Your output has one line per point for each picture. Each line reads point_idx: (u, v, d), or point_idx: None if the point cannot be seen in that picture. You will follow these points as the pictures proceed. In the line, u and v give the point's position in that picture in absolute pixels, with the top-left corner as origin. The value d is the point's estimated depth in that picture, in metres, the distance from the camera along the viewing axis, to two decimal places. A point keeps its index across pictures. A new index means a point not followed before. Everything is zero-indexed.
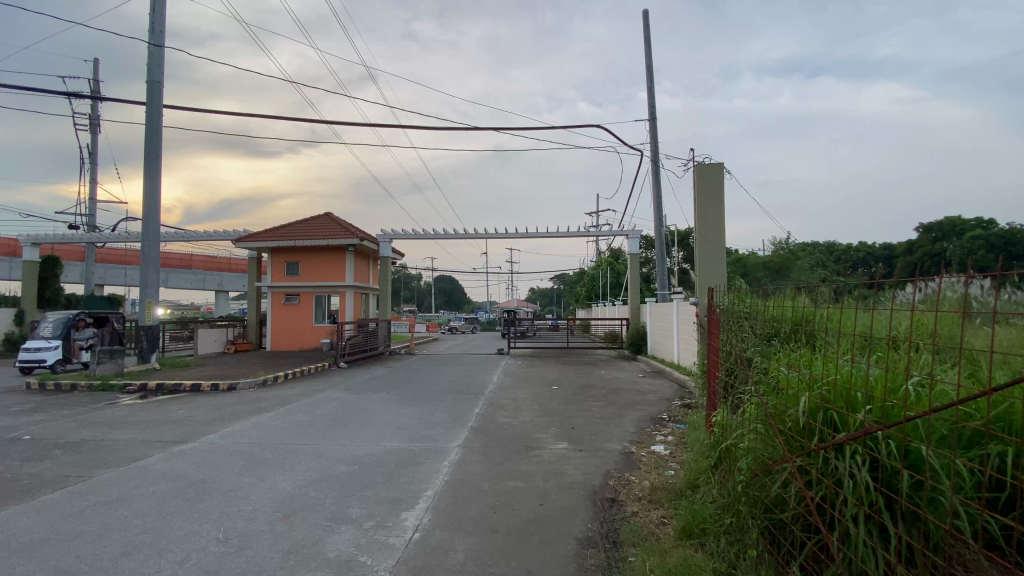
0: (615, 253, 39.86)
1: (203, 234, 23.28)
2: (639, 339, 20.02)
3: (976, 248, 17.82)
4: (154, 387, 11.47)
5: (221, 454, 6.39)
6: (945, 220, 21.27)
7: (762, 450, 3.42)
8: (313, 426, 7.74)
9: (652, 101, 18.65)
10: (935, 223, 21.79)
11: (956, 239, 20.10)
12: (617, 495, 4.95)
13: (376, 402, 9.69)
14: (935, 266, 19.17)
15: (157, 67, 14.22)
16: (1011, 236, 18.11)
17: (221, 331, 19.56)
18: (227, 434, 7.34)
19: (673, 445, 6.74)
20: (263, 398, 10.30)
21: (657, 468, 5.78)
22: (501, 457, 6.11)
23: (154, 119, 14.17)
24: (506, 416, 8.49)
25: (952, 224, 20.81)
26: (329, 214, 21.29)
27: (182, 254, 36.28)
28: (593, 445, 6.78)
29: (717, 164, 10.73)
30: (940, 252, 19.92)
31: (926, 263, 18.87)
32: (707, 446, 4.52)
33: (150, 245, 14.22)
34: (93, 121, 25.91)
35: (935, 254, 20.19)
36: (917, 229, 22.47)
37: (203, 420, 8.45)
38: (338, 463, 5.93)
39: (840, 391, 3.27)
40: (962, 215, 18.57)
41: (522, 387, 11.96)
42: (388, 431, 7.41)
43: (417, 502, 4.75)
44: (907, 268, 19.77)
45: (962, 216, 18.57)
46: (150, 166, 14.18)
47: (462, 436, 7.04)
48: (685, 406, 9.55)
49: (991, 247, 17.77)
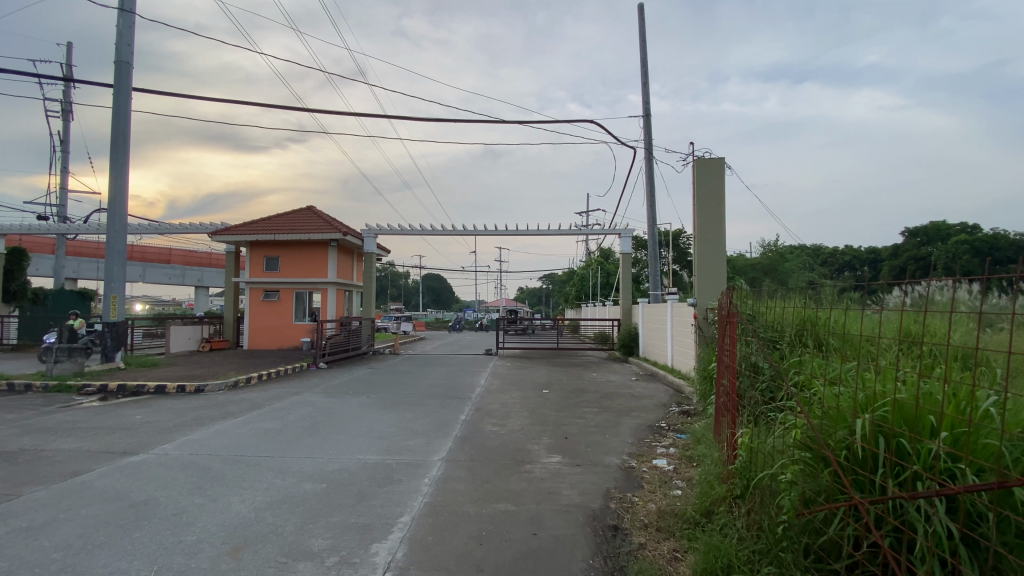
0: (605, 253, 39.29)
1: (179, 227, 22.30)
2: (629, 340, 19.55)
3: (960, 253, 17.69)
4: (116, 389, 10.63)
5: (174, 469, 5.69)
6: (929, 224, 21.22)
7: (805, 481, 2.80)
8: (282, 435, 7.07)
9: (646, 97, 18.20)
10: (920, 227, 21.71)
11: (942, 243, 19.99)
12: (620, 522, 4.35)
13: (354, 407, 9.01)
14: (920, 269, 19.02)
15: (126, 47, 13.39)
16: (995, 241, 17.98)
17: (195, 329, 18.63)
18: (183, 445, 6.60)
19: (676, 460, 6.17)
20: (233, 401, 9.56)
21: (661, 487, 5.21)
22: (489, 473, 5.48)
23: (122, 102, 13.35)
24: (494, 423, 7.90)
25: (937, 229, 20.73)
26: (312, 207, 20.50)
27: (160, 248, 35.08)
28: (590, 459, 6.16)
29: (717, 157, 10.28)
30: (925, 256, 19.78)
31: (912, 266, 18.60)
32: (727, 470, 3.91)
33: (116, 236, 13.36)
34: (65, 108, 24.75)
35: (920, 258, 20.06)
36: (902, 233, 22.41)
37: (162, 426, 7.72)
38: (304, 480, 5.26)
39: (904, 413, 2.68)
40: (947, 221, 18.42)
41: (511, 390, 11.35)
42: (365, 440, 6.76)
43: (391, 530, 4.12)
44: (892, 272, 19.62)
45: (947, 221, 18.42)
46: (118, 152, 13.34)
47: (446, 448, 6.40)
48: (685, 413, 9.00)
49: (979, 251, 17.64)
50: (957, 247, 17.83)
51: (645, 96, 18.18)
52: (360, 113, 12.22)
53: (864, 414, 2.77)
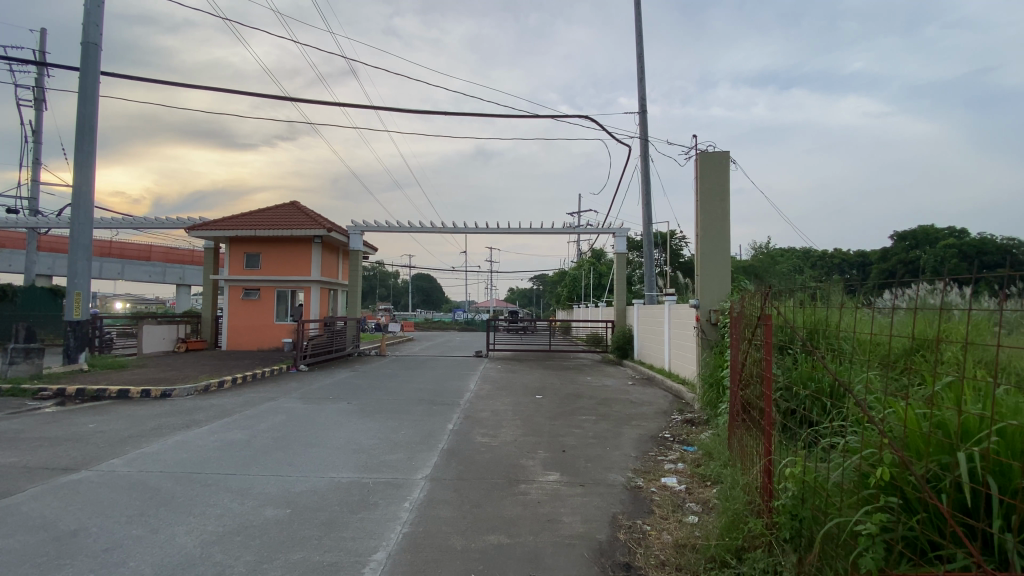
0: (597, 253, 38.64)
1: (156, 222, 21.39)
2: (624, 342, 18.95)
3: (949, 256, 17.48)
4: (74, 393, 9.83)
5: (116, 491, 4.95)
6: (917, 228, 21.08)
7: (887, 529, 2.17)
8: (248, 448, 6.34)
9: (642, 93, 17.65)
10: (908, 230, 21.56)
11: (930, 247, 19.80)
12: (633, 560, 3.70)
13: (333, 414, 8.29)
14: (910, 272, 18.78)
15: (94, 27, 12.61)
16: (984, 243, 17.78)
17: (170, 328, 17.73)
18: (135, 460, 5.87)
19: (687, 478, 5.53)
20: (201, 407, 8.82)
21: (675, 513, 4.56)
22: (477, 496, 4.80)
23: (88, 86, 12.54)
24: (485, 433, 7.24)
25: (925, 232, 20.61)
26: (295, 202, 19.66)
27: (140, 245, 34.09)
28: (592, 477, 5.50)
29: (721, 151, 9.75)
30: (914, 259, 19.55)
31: (900, 270, 18.29)
32: (767, 507, 3.26)
33: (80, 230, 12.53)
34: (37, 96, 23.71)
35: (909, 261, 19.82)
36: (890, 237, 22.23)
37: (117, 436, 6.97)
38: (265, 505, 4.56)
39: (1018, 441, 2.12)
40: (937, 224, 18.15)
41: (503, 396, 10.68)
42: (341, 455, 6.05)
43: (362, 571, 3.46)
44: (882, 275, 19.37)
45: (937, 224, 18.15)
46: (84, 139, 12.55)
47: (431, 464, 5.72)
48: (688, 423, 8.36)
49: (968, 254, 17.38)
50: (944, 250, 17.60)
51: (641, 92, 17.63)
52: (343, 102, 11.57)
53: (966, 444, 2.18)
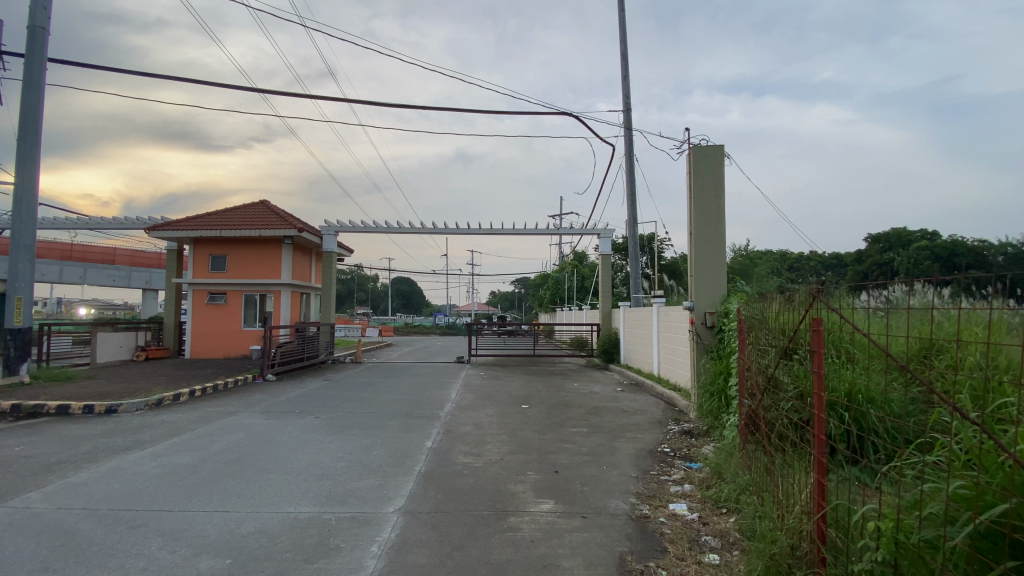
0: (578, 255, 38.12)
1: (117, 223, 20.16)
2: (610, 346, 18.33)
3: (923, 258, 17.25)
4: (7, 409, 8.78)
5: (21, 536, 4.07)
6: (891, 230, 20.97)
7: None
8: (195, 475, 5.51)
9: (626, 90, 17.11)
10: (882, 232, 21.45)
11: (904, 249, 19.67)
12: None
13: (297, 432, 7.45)
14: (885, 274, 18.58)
15: (41, 10, 11.57)
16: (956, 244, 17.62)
17: (128, 335, 16.53)
18: (57, 493, 4.99)
19: (698, 504, 4.86)
20: (149, 425, 7.89)
21: (692, 550, 3.88)
22: (459, 535, 4.06)
23: (34, 73, 11.49)
24: (468, 451, 6.51)
25: (898, 235, 20.47)
26: (264, 201, 18.62)
27: (104, 247, 32.42)
28: (590, 505, 4.80)
29: (716, 145, 9.18)
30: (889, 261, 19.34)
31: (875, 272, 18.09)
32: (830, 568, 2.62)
33: (22, 229, 11.43)
34: None
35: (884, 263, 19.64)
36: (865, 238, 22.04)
37: (44, 462, 6.04)
38: (200, 554, 3.75)
39: None
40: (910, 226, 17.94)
41: (486, 406, 9.93)
42: (302, 483, 5.26)
43: None
44: (857, 275, 19.15)
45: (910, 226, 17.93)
46: (27, 131, 11.47)
47: (406, 493, 4.96)
48: (687, 434, 7.70)
49: (940, 256, 17.21)
50: (917, 251, 17.49)
51: (626, 90, 17.07)
52: (311, 95, 10.74)
53: None
